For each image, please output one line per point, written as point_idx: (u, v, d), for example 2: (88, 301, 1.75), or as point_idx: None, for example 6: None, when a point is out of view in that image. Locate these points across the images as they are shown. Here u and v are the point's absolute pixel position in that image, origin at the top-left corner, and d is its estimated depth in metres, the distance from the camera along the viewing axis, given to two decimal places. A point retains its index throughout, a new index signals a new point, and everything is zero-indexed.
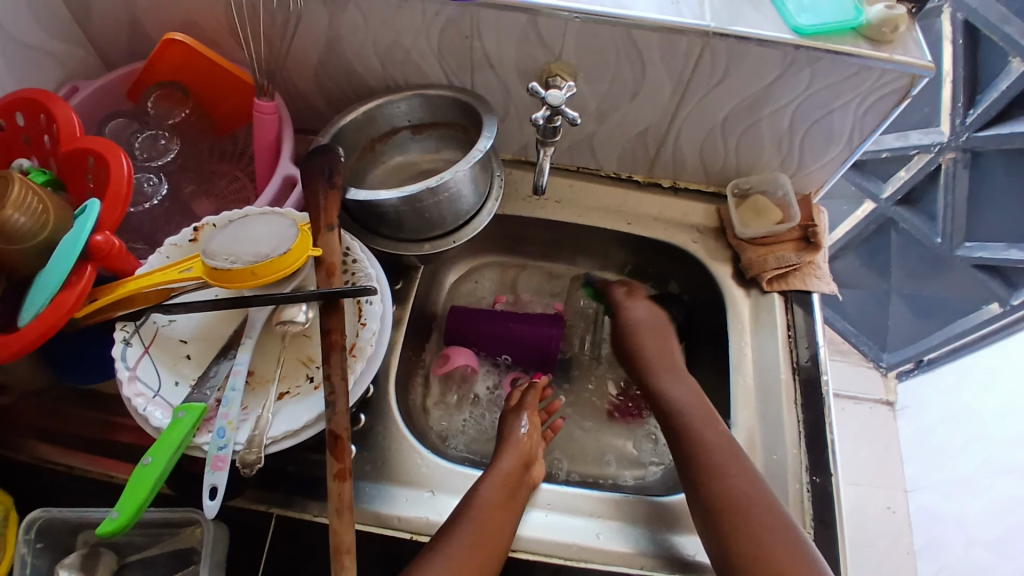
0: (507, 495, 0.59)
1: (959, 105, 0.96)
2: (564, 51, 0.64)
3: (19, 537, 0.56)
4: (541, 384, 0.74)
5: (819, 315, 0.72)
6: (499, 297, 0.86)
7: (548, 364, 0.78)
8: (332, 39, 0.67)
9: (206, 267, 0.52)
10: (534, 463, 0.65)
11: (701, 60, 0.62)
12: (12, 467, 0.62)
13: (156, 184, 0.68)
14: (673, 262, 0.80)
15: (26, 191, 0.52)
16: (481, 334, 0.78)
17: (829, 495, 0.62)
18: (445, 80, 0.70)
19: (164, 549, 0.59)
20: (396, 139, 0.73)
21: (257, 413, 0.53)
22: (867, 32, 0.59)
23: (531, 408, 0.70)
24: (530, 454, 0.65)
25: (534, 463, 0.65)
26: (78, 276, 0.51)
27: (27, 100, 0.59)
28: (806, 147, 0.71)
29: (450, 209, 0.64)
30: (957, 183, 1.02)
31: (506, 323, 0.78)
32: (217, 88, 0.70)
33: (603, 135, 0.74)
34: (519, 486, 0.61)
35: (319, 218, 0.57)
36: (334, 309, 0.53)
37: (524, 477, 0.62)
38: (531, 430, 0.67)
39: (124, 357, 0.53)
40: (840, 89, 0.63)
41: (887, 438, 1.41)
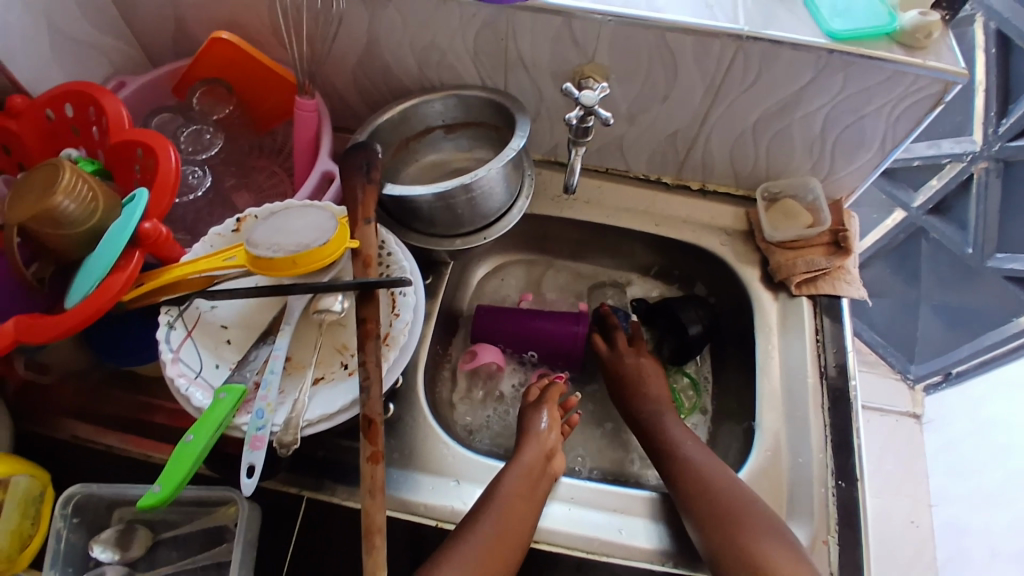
0: (528, 487, 0.60)
1: (991, 114, 0.95)
2: (598, 53, 0.65)
3: (57, 511, 0.58)
4: (559, 385, 0.73)
5: (848, 323, 0.72)
6: (524, 295, 0.87)
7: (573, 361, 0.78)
8: (371, 40, 0.69)
9: (250, 255, 0.54)
10: (556, 455, 0.65)
11: (733, 63, 0.63)
12: (50, 443, 0.65)
13: (200, 177, 0.70)
14: (701, 264, 0.81)
15: (76, 179, 0.55)
16: (506, 332, 0.78)
17: (854, 499, 0.62)
18: (479, 80, 0.72)
19: (198, 528, 0.61)
20: (430, 138, 0.75)
21: (294, 397, 0.54)
22: (901, 37, 0.60)
23: (551, 403, 0.70)
24: (551, 447, 0.65)
25: (555, 455, 0.65)
26: (127, 260, 0.53)
27: (76, 93, 0.61)
28: (837, 151, 0.71)
29: (482, 206, 0.65)
30: (989, 193, 1.01)
31: (531, 321, 0.77)
32: (259, 85, 0.72)
33: (633, 137, 0.75)
34: (539, 479, 0.61)
35: (357, 211, 0.58)
36: (370, 298, 0.54)
37: (545, 469, 0.62)
38: (551, 424, 0.68)
39: (169, 339, 0.55)
40: (873, 94, 0.63)
41: (914, 450, 1.39)
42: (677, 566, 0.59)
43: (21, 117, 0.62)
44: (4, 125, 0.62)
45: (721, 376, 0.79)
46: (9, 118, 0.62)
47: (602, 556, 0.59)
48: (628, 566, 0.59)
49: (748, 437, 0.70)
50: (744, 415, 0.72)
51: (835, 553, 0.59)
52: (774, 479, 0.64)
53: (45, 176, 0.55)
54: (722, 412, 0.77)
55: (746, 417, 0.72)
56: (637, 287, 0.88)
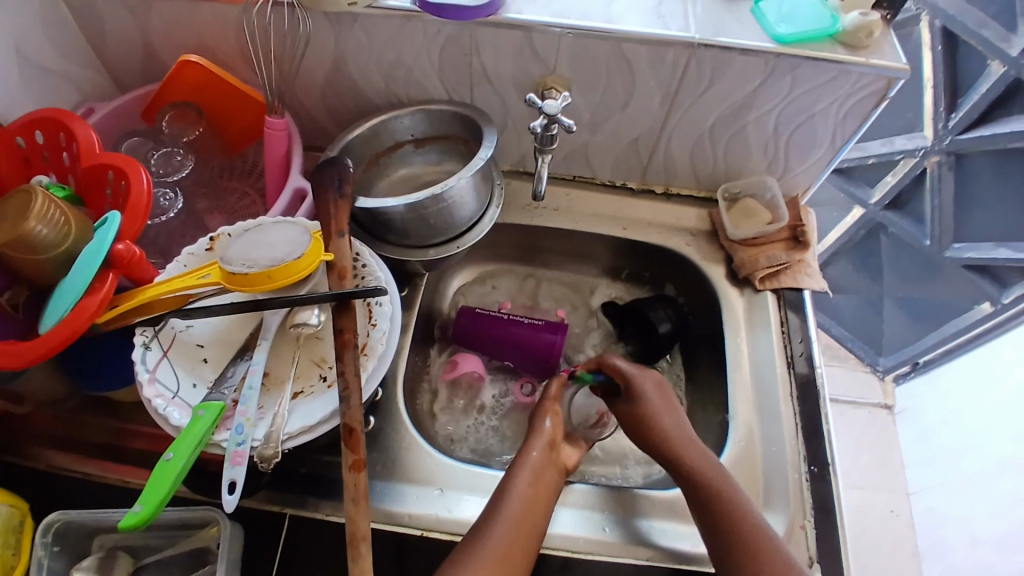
0: (538, 487, 0.60)
1: (940, 110, 1.00)
2: (559, 65, 0.67)
3: (37, 540, 0.57)
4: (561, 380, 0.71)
5: (812, 320, 0.74)
6: (506, 303, 0.88)
7: (550, 371, 0.79)
8: (338, 60, 0.71)
9: (225, 272, 0.55)
10: (564, 448, 0.66)
11: (688, 69, 0.66)
12: (25, 473, 0.64)
13: (172, 199, 0.72)
14: (670, 265, 0.83)
15: (49, 204, 0.55)
16: (487, 338, 0.80)
17: (827, 484, 0.64)
18: (445, 95, 0.74)
19: (180, 550, 0.60)
20: (400, 153, 0.76)
21: (273, 411, 0.55)
22: (844, 37, 0.63)
23: (551, 401, 0.69)
24: (555, 444, 0.65)
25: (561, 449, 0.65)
26: (101, 283, 0.53)
27: (48, 120, 0.62)
28: (791, 150, 0.74)
29: (452, 216, 0.67)
30: (943, 186, 1.06)
31: (509, 326, 0.79)
32: (229, 109, 0.73)
33: (597, 144, 0.77)
34: (545, 470, 0.62)
35: (330, 225, 0.59)
36: (347, 309, 0.56)
37: (552, 460, 0.63)
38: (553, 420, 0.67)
39: (144, 360, 0.55)
40: (820, 94, 0.66)
41: (888, 441, 1.43)
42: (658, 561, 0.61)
43: None
44: None
45: (694, 373, 0.81)
46: None
47: (585, 554, 0.61)
48: (615, 563, 0.60)
49: (723, 430, 0.72)
50: (719, 409, 0.74)
51: (813, 536, 0.61)
52: (750, 467, 0.66)
53: (17, 203, 0.55)
54: (695, 408, 0.79)
55: (720, 411, 0.74)
56: (604, 291, 0.89)
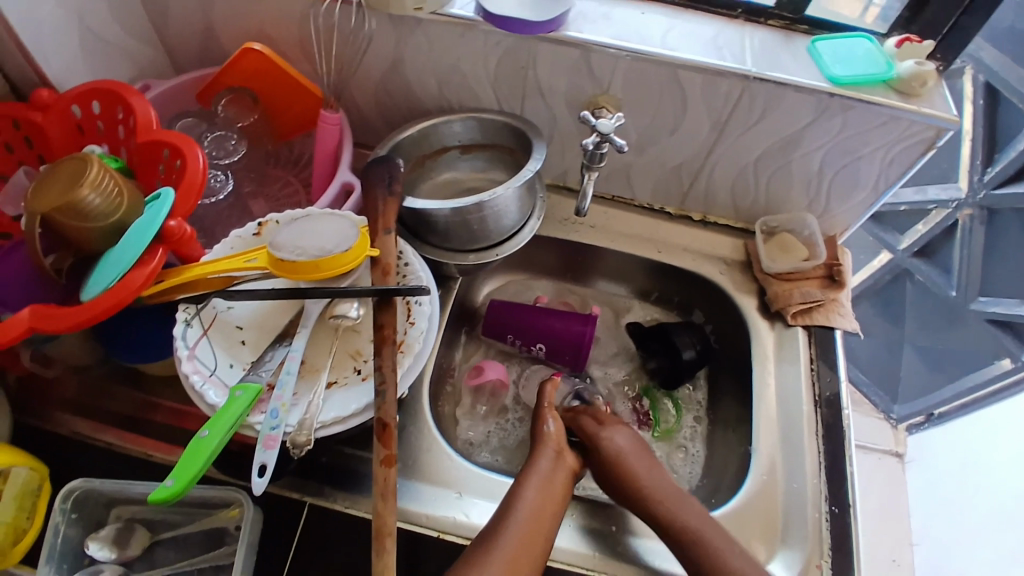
0: (546, 491, 0.60)
1: (977, 163, 1.00)
2: (613, 85, 0.68)
3: (57, 505, 0.58)
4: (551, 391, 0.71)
5: (844, 376, 0.73)
6: (541, 297, 0.88)
7: (578, 360, 0.80)
8: (396, 61, 0.72)
9: (272, 258, 0.56)
10: (569, 453, 0.65)
11: (740, 102, 0.66)
12: (49, 437, 0.65)
13: (223, 181, 0.73)
14: (701, 290, 0.83)
15: (103, 173, 0.56)
16: (516, 328, 0.81)
17: (847, 525, 0.63)
18: (496, 104, 0.74)
19: (199, 528, 0.60)
20: (446, 157, 0.77)
21: (308, 399, 0.55)
22: (897, 85, 0.64)
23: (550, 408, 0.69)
24: (561, 448, 0.65)
25: (565, 453, 0.65)
26: (150, 256, 0.54)
27: (105, 91, 0.63)
28: (833, 190, 0.74)
29: (494, 224, 0.67)
30: (973, 239, 1.06)
31: (541, 317, 0.80)
32: (282, 101, 0.74)
33: (639, 166, 0.78)
34: (553, 476, 0.62)
35: (377, 222, 0.61)
36: (388, 305, 0.56)
37: (558, 465, 0.63)
38: (556, 427, 0.67)
39: (185, 337, 0.56)
40: (868, 138, 0.67)
41: (897, 489, 1.43)
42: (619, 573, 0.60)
43: (47, 111, 0.63)
44: (30, 118, 0.63)
45: (715, 402, 0.81)
46: (36, 111, 0.63)
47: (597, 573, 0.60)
48: None
49: (745, 461, 0.72)
50: (741, 440, 0.74)
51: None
52: (769, 501, 0.66)
53: (71, 169, 0.56)
54: (716, 435, 0.79)
55: (742, 442, 0.74)
56: (637, 312, 0.89)
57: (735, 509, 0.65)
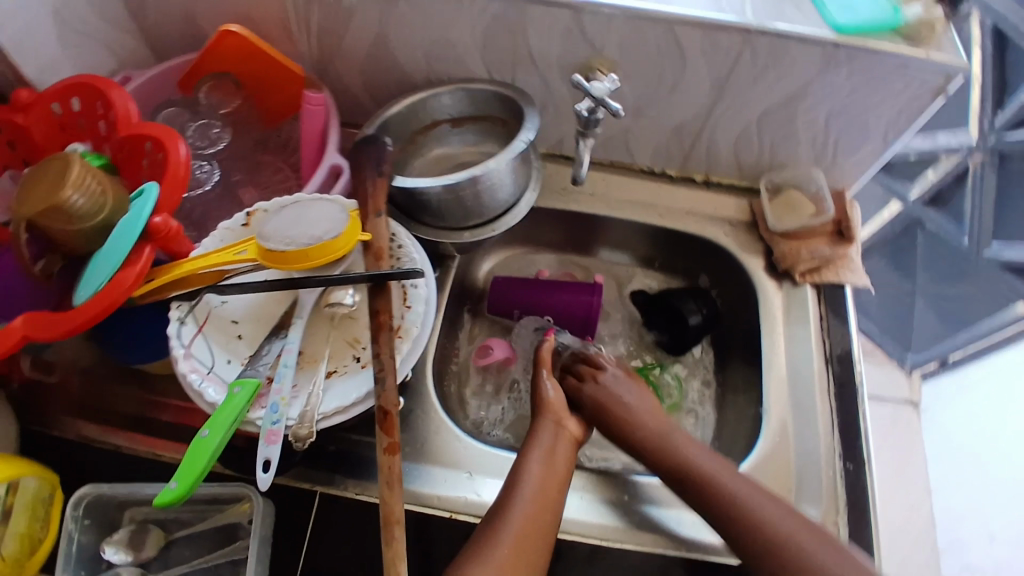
0: (551, 460, 0.60)
1: (987, 106, 0.96)
2: (606, 46, 0.65)
3: (69, 513, 0.58)
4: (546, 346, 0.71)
5: (854, 323, 0.72)
6: (542, 271, 0.86)
7: (588, 330, 0.79)
8: (380, 34, 0.69)
9: (262, 249, 0.54)
10: (569, 419, 0.66)
11: (741, 57, 0.63)
12: (57, 442, 0.64)
13: (207, 171, 0.71)
14: (706, 254, 0.81)
15: (86, 173, 0.54)
16: (524, 305, 0.80)
17: (862, 482, 0.62)
18: (486, 74, 0.72)
19: (211, 525, 0.60)
20: (436, 132, 0.75)
21: (308, 390, 0.54)
22: (905, 30, 0.61)
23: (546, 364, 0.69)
24: (560, 412, 0.65)
25: (566, 420, 0.65)
26: (138, 255, 0.53)
27: (84, 86, 0.61)
28: (840, 144, 0.72)
29: (489, 199, 0.66)
30: (985, 186, 1.02)
31: (550, 293, 0.79)
32: (270, 82, 0.72)
33: (638, 130, 0.75)
34: (557, 446, 0.62)
35: (367, 205, 0.59)
36: (383, 291, 0.55)
37: (561, 435, 0.63)
38: (555, 389, 0.68)
39: (180, 335, 0.55)
40: (876, 88, 0.64)
41: (911, 438, 1.40)
42: (630, 541, 0.60)
43: (28, 112, 0.62)
44: (11, 120, 0.61)
45: (724, 365, 0.80)
46: (16, 112, 0.61)
47: (612, 542, 0.60)
48: (638, 552, 0.59)
49: (756, 424, 0.71)
50: (752, 402, 0.73)
51: (846, 533, 0.60)
52: (782, 463, 0.65)
53: (50, 170, 0.54)
54: (726, 399, 0.78)
55: (753, 404, 0.73)
56: (640, 280, 0.87)
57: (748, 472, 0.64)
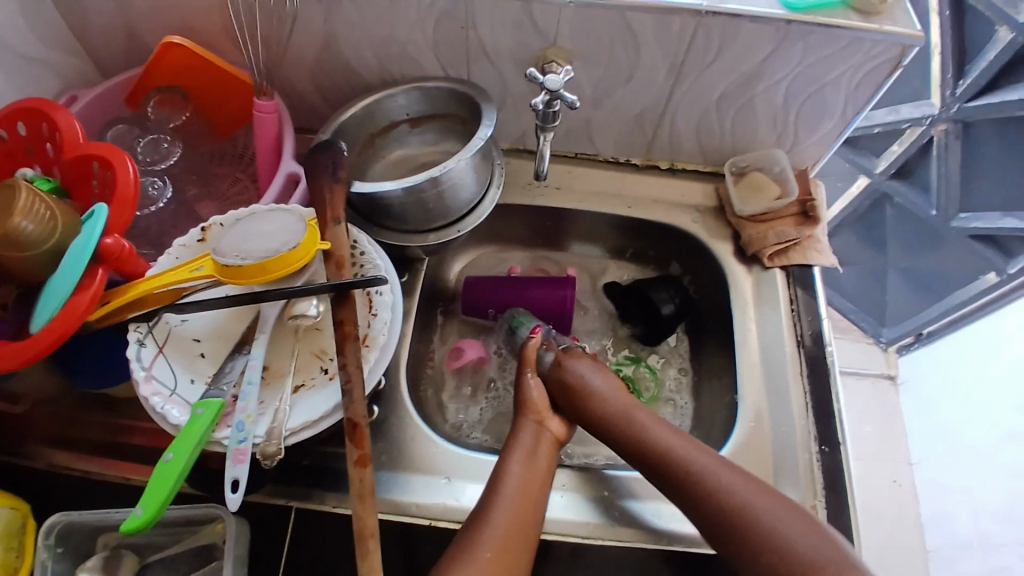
0: (532, 462, 0.60)
1: (948, 77, 0.97)
2: (560, 36, 0.64)
3: (40, 542, 0.56)
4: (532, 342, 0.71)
5: (822, 295, 0.73)
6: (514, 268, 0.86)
7: (564, 325, 0.78)
8: (328, 36, 0.68)
9: (218, 265, 0.53)
10: (550, 418, 0.66)
11: (695, 39, 0.63)
12: (24, 474, 0.62)
13: (161, 188, 0.69)
14: (676, 242, 0.81)
15: (34, 199, 0.52)
16: (500, 304, 0.79)
17: (838, 464, 0.63)
18: (440, 71, 0.71)
19: (186, 547, 0.59)
20: (395, 133, 0.74)
21: (274, 406, 0.53)
22: (857, 3, 0.60)
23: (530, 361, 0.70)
24: (541, 411, 0.66)
25: (547, 419, 0.65)
26: (90, 279, 0.51)
27: (29, 110, 0.60)
28: (800, 122, 0.72)
29: (451, 200, 0.65)
30: (950, 154, 1.04)
31: (524, 290, 0.78)
32: (218, 87, 0.70)
33: (599, 119, 0.75)
34: (537, 446, 0.62)
35: (326, 212, 0.57)
36: (346, 300, 0.54)
37: (542, 436, 0.63)
38: (537, 383, 0.68)
39: (140, 358, 0.54)
40: (831, 63, 0.64)
41: (890, 411, 1.44)
42: (614, 538, 0.59)
43: None
44: None
45: (700, 352, 0.80)
46: None
47: (596, 539, 0.59)
48: (622, 548, 0.59)
49: (732, 410, 0.71)
50: (727, 388, 0.73)
51: (825, 516, 0.60)
52: (759, 449, 0.65)
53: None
54: (702, 386, 0.78)
55: (728, 390, 0.73)
56: (613, 272, 0.87)
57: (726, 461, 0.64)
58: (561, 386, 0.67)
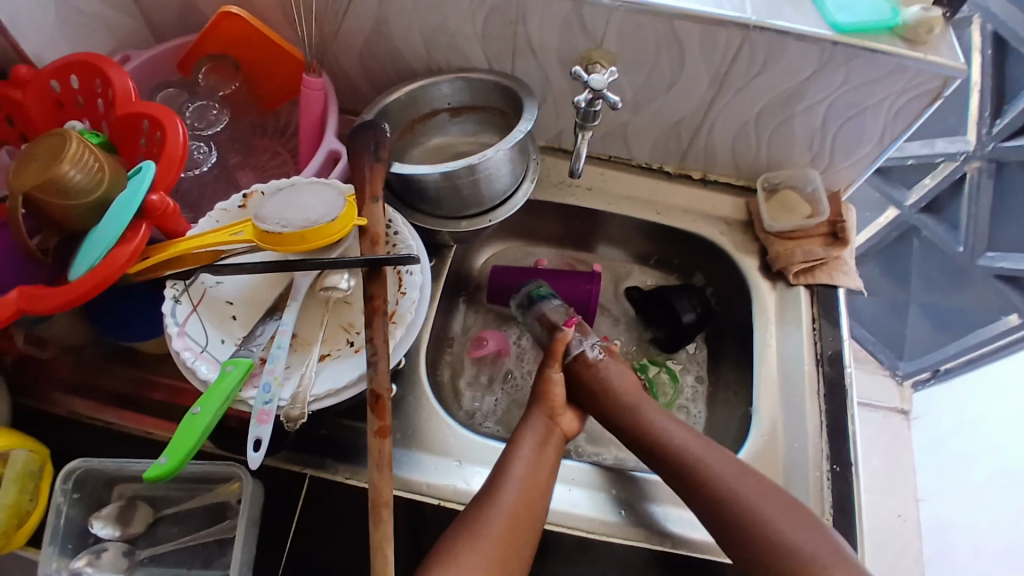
0: (541, 451, 0.61)
1: (985, 116, 0.96)
2: (606, 39, 0.65)
3: (58, 486, 0.58)
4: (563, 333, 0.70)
5: (846, 328, 0.72)
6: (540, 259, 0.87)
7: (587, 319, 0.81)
8: (379, 21, 0.69)
9: (258, 230, 0.55)
10: (563, 415, 0.66)
11: (740, 52, 0.63)
12: (47, 419, 0.64)
13: (206, 153, 0.71)
14: (702, 252, 0.81)
15: (83, 149, 0.54)
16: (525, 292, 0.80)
17: (849, 483, 0.63)
18: (486, 64, 0.72)
19: (201, 503, 0.60)
20: (435, 121, 0.75)
21: (300, 372, 0.55)
22: (904, 32, 0.61)
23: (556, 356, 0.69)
24: (555, 405, 0.66)
25: (560, 415, 0.66)
26: (134, 233, 0.52)
27: (83, 64, 0.61)
28: (837, 145, 0.72)
29: (486, 189, 0.66)
30: (981, 193, 1.03)
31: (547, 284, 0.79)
32: (267, 65, 0.72)
33: (637, 125, 0.76)
34: (549, 437, 0.63)
35: (364, 189, 0.59)
36: (377, 276, 0.55)
37: (552, 429, 0.64)
38: (559, 377, 0.69)
39: (174, 314, 0.55)
40: (874, 88, 0.64)
41: (901, 446, 1.41)
42: (621, 537, 0.60)
43: (26, 88, 0.61)
44: (9, 95, 0.61)
45: (717, 364, 0.80)
46: (14, 89, 0.61)
47: (602, 535, 0.60)
48: (627, 546, 0.59)
49: (746, 422, 0.71)
50: (743, 401, 0.74)
51: (831, 534, 0.60)
52: (770, 463, 0.66)
53: (49, 146, 0.54)
54: (718, 397, 0.78)
55: (744, 403, 0.73)
56: (637, 276, 0.87)
57: None
58: (589, 391, 0.67)
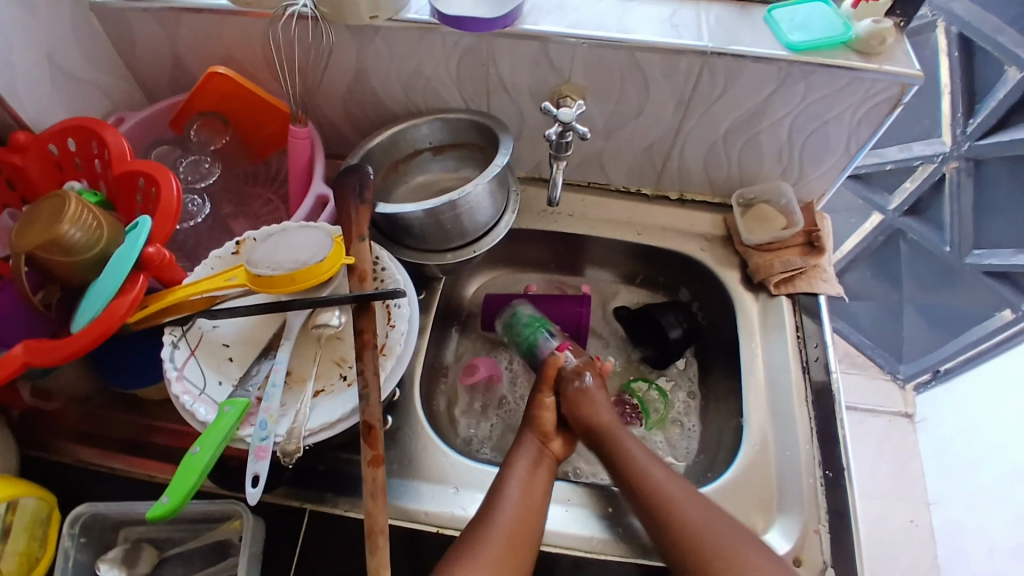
0: (533, 473, 0.62)
1: (958, 116, 0.99)
2: (574, 74, 0.69)
3: (65, 530, 0.59)
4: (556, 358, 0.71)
5: (829, 325, 0.75)
6: (530, 286, 0.89)
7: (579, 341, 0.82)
8: (360, 70, 0.73)
9: (250, 275, 0.57)
10: (555, 440, 0.67)
11: (701, 77, 0.67)
12: (54, 469, 0.66)
13: (200, 205, 0.74)
14: (683, 269, 0.84)
15: (82, 209, 0.57)
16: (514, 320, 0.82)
17: (841, 486, 0.64)
18: (463, 104, 0.75)
19: (203, 543, 0.62)
20: (417, 160, 0.79)
21: (295, 408, 0.57)
22: (857, 45, 0.64)
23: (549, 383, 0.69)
24: (547, 429, 0.67)
25: (553, 439, 0.67)
26: (132, 284, 0.55)
27: (80, 127, 0.64)
28: (805, 157, 0.75)
29: (468, 222, 0.68)
30: (963, 192, 1.05)
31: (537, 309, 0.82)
32: (256, 118, 0.75)
33: (612, 150, 0.79)
34: (540, 463, 0.64)
35: (351, 229, 0.62)
36: (367, 310, 0.57)
37: (545, 453, 0.65)
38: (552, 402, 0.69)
39: (173, 358, 0.58)
40: (831, 102, 0.67)
41: (907, 450, 1.42)
42: (618, 555, 0.61)
43: (25, 152, 0.64)
44: (9, 160, 0.63)
45: (707, 379, 0.82)
46: (14, 153, 0.64)
47: (600, 554, 0.61)
48: (624, 563, 0.60)
49: (737, 433, 0.72)
50: (734, 412, 0.75)
51: (827, 539, 0.61)
52: (763, 471, 0.67)
53: (49, 207, 0.57)
54: (710, 409, 0.80)
55: (734, 414, 0.75)
56: (624, 296, 0.90)
57: (729, 482, 0.66)
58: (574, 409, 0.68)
